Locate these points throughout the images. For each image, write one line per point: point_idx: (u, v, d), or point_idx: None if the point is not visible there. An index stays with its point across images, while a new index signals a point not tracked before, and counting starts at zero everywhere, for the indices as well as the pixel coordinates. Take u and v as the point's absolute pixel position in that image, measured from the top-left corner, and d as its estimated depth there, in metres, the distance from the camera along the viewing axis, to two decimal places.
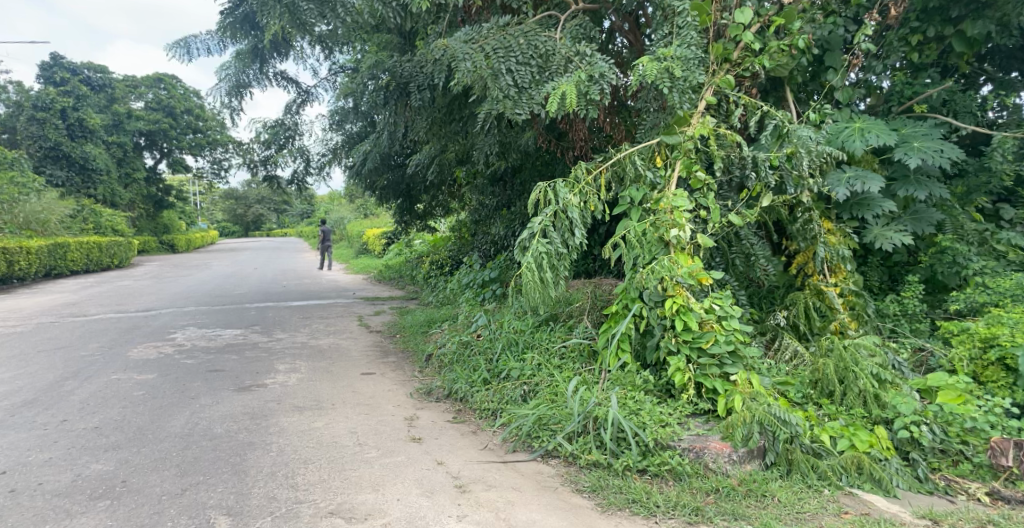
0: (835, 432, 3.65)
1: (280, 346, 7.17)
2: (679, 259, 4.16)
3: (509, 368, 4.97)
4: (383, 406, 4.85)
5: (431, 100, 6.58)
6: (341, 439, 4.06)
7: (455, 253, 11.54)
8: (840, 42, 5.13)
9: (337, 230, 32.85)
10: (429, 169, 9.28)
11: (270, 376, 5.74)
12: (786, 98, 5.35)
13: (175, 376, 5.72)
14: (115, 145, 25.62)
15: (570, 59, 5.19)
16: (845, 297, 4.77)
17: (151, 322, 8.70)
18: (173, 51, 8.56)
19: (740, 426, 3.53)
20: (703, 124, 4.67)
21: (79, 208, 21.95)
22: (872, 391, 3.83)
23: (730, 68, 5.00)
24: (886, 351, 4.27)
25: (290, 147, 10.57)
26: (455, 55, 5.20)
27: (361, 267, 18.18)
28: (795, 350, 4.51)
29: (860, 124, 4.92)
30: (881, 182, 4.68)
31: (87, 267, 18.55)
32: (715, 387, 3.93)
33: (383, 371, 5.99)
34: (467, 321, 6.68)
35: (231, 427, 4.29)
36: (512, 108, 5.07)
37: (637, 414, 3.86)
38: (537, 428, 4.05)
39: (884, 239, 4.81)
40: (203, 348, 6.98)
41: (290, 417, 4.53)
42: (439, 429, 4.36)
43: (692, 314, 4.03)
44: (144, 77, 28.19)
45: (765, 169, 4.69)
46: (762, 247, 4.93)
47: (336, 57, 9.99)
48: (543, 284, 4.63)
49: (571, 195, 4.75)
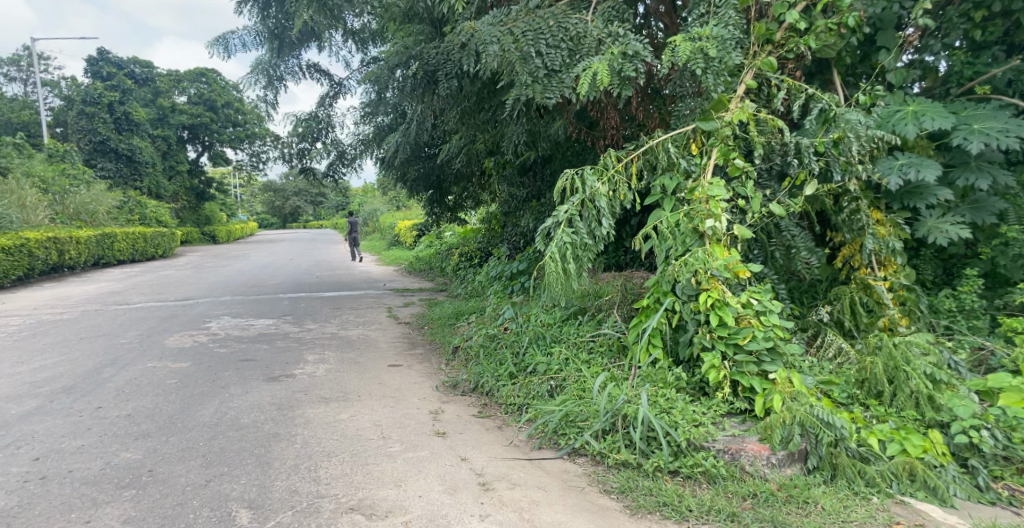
0: (884, 436, 3.42)
1: (310, 337, 7.19)
2: (714, 250, 3.96)
3: (536, 362, 4.85)
4: (409, 399, 4.79)
5: (459, 88, 6.45)
6: (364, 433, 3.99)
7: (485, 245, 11.48)
8: (894, 19, 4.82)
9: (371, 222, 33.18)
10: (459, 159, 9.20)
11: (299, 367, 5.73)
12: (833, 81, 5.14)
13: (208, 365, 5.76)
14: (160, 138, 26.27)
15: (602, 41, 5.01)
16: (896, 292, 4.49)
17: (189, 311, 8.83)
18: (212, 48, 8.67)
19: (779, 428, 3.33)
20: (741, 109, 4.47)
21: (126, 199, 22.59)
22: (925, 392, 3.58)
23: (773, 49, 4.80)
24: (941, 350, 3.99)
25: (324, 140, 10.61)
26: (482, 38, 5.05)
27: (393, 258, 18.30)
28: (839, 348, 4.29)
29: (914, 108, 4.62)
30: (938, 169, 4.38)
31: (133, 257, 19.07)
32: (753, 385, 3.73)
33: (410, 363, 5.94)
34: (494, 313, 6.58)
35: (258, 418, 4.27)
36: (541, 92, 4.94)
37: (669, 412, 3.70)
38: (564, 424, 3.92)
39: (938, 233, 4.52)
40: (236, 338, 7.03)
41: (316, 409, 4.49)
42: (464, 423, 4.27)
43: (728, 309, 3.84)
44: (187, 71, 28.84)
45: (810, 156, 4.45)
46: (804, 239, 4.67)
47: (369, 49, 9.93)
48: (566, 275, 4.47)
49: (599, 184, 4.58)
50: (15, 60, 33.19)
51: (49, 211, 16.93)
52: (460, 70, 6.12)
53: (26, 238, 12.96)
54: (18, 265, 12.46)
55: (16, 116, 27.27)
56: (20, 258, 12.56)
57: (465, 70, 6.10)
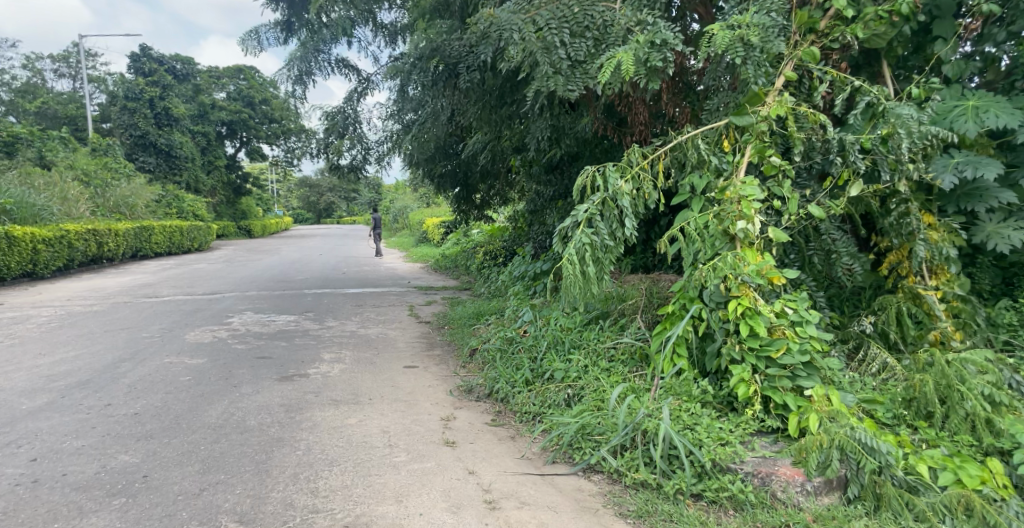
0: (935, 463, 3.07)
1: (329, 334, 7.07)
2: (745, 255, 3.68)
3: (553, 369, 4.63)
4: (420, 403, 4.60)
5: (481, 81, 6.40)
6: (370, 439, 3.81)
7: (510, 244, 11.28)
8: (952, 7, 4.49)
9: (401, 219, 33.28)
10: (483, 155, 9.04)
11: (313, 366, 5.59)
12: (883, 75, 4.81)
13: (224, 362, 5.60)
14: (199, 134, 26.73)
15: (630, 30, 4.72)
16: (949, 303, 4.13)
17: (214, 305, 8.81)
18: (244, 44, 8.62)
19: (816, 452, 3.02)
20: (780, 102, 4.15)
21: (164, 193, 22.94)
22: (983, 415, 3.25)
23: (816, 39, 4.53)
24: (1002, 369, 3.64)
25: (350, 134, 10.40)
26: (504, 27, 4.89)
27: (421, 256, 18.24)
28: (884, 363, 4.01)
29: (975, 102, 4.28)
30: (999, 168, 4.05)
31: (169, 250, 19.32)
32: (786, 402, 3.46)
33: (427, 364, 5.77)
34: (514, 315, 6.38)
35: (265, 420, 4.07)
36: (563, 84, 4.72)
37: (692, 429, 3.45)
38: (580, 438, 3.70)
39: (998, 239, 4.20)
40: (255, 334, 6.93)
41: (325, 412, 4.32)
42: (476, 433, 4.05)
43: (761, 319, 3.56)
44: (226, 68, 29.37)
45: (854, 154, 4.13)
46: (845, 243, 4.34)
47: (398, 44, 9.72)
48: (586, 279, 4.23)
49: (622, 182, 4.32)
50: (64, 56, 34.23)
51: (91, 203, 17.25)
52: (482, 62, 6.05)
53: (65, 229, 13.17)
54: (57, 257, 12.67)
55: (62, 111, 27.92)
56: (60, 250, 12.78)
57: (488, 64, 6.06)
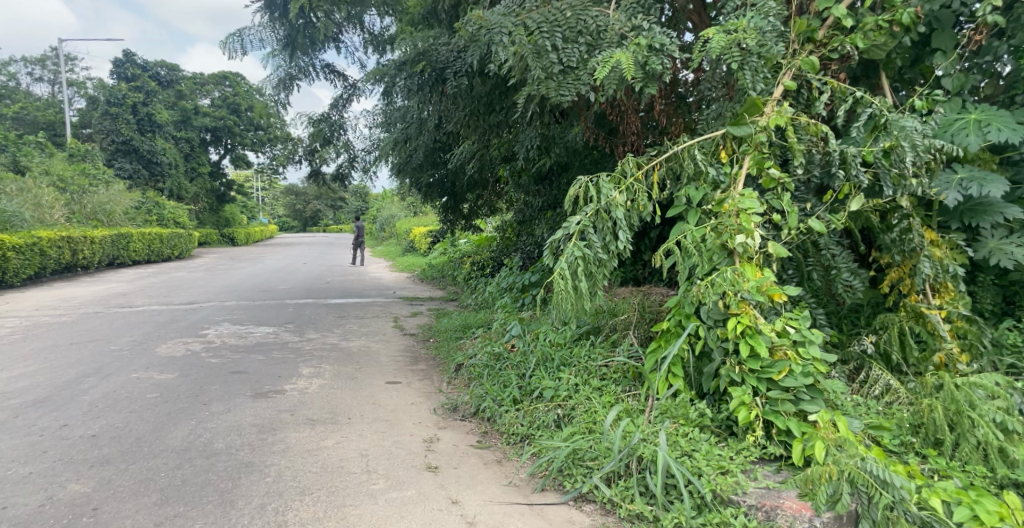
0: (949, 497, 2.89)
1: (308, 348, 6.76)
2: (745, 270, 3.48)
3: (542, 387, 4.42)
4: (402, 423, 4.34)
5: (469, 87, 6.18)
6: (346, 463, 3.54)
7: (498, 255, 11.08)
8: (952, 19, 4.37)
9: (388, 228, 32.94)
10: (471, 164, 8.83)
11: (290, 381, 5.28)
12: (881, 86, 4.69)
13: (195, 377, 5.20)
14: (183, 140, 26.29)
15: (625, 35, 4.55)
16: (953, 323, 3.96)
17: (190, 315, 8.48)
18: (227, 45, 8.36)
19: (824, 484, 2.86)
20: (779, 113, 3.98)
21: (145, 200, 22.46)
22: (996, 444, 3.12)
23: (815, 49, 4.40)
24: (1012, 394, 3.49)
25: (336, 142, 10.18)
26: (493, 31, 4.70)
27: (407, 265, 17.96)
28: (887, 384, 3.89)
29: (978, 115, 4.16)
30: (1005, 184, 3.92)
31: (147, 258, 18.84)
32: (790, 428, 3.29)
33: (410, 380, 5.52)
34: (502, 329, 6.16)
35: (235, 442, 3.72)
36: (556, 89, 4.57)
37: (691, 457, 3.28)
38: (571, 463, 3.48)
39: (1002, 255, 4.05)
40: (231, 347, 6.44)
41: (298, 433, 3.96)
42: (460, 456, 3.81)
43: (761, 338, 3.38)
44: (211, 74, 28.94)
45: (856, 167, 3.96)
46: (846, 259, 4.18)
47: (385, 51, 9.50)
48: (578, 294, 4.04)
49: (616, 193, 4.14)
50: (42, 59, 33.62)
51: (66, 210, 16.80)
52: (471, 68, 5.83)
53: (37, 236, 12.75)
54: (29, 265, 12.27)
55: (41, 115, 27.35)
56: (31, 258, 12.35)
57: (477, 69, 5.82)
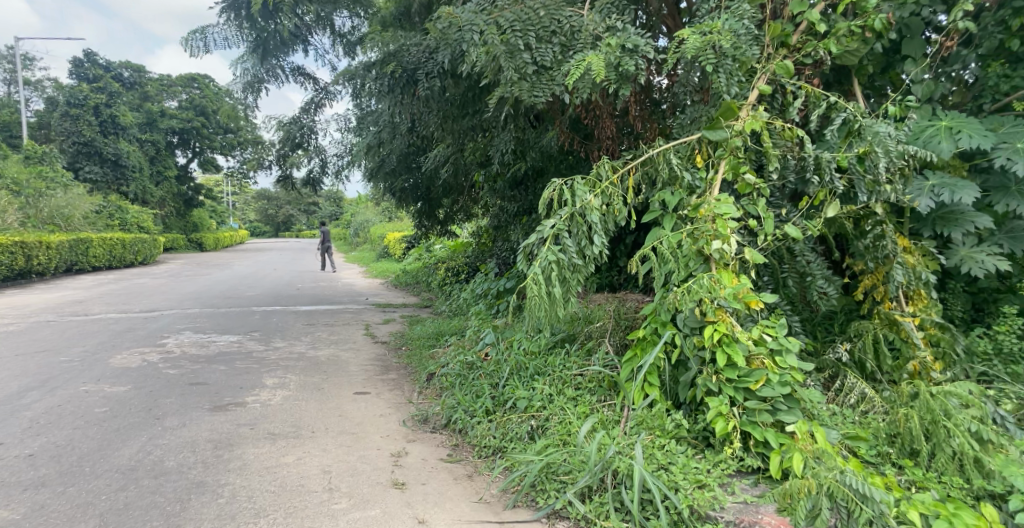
0: (928, 509, 2.82)
1: (273, 357, 6.50)
2: (722, 277, 3.41)
3: (516, 397, 4.28)
4: (369, 437, 4.15)
5: (442, 89, 6.05)
6: (307, 481, 3.36)
7: (473, 260, 10.96)
8: (922, 27, 4.37)
9: (362, 233, 32.54)
10: (445, 167, 8.69)
11: (252, 392, 5.05)
12: (853, 92, 4.65)
13: (150, 389, 4.94)
14: (148, 143, 25.60)
15: (599, 36, 4.47)
16: (927, 330, 3.93)
17: (149, 324, 8.14)
18: (191, 42, 8.10)
19: (803, 499, 2.81)
20: (754, 117, 3.93)
21: (107, 204, 21.78)
22: (972, 454, 3.07)
23: (788, 53, 4.35)
24: (986, 402, 3.47)
25: (307, 146, 9.95)
26: (462, 27, 4.55)
27: (381, 271, 17.72)
28: (862, 393, 3.85)
29: (949, 122, 4.16)
30: (976, 191, 3.92)
31: (109, 264, 18.23)
32: (767, 440, 3.21)
33: (379, 391, 5.33)
34: (475, 337, 6.02)
35: (187, 459, 3.51)
36: (528, 91, 4.49)
37: (667, 470, 3.19)
38: (544, 478, 3.34)
39: (972, 263, 4.05)
40: (191, 358, 6.14)
41: (257, 448, 3.75)
42: (429, 472, 3.64)
43: (738, 347, 3.30)
44: (179, 77, 28.21)
45: (830, 173, 3.93)
46: (820, 266, 4.14)
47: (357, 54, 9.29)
48: (551, 300, 3.93)
49: (591, 197, 4.04)
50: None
51: (21, 214, 16.20)
52: (443, 69, 5.71)
53: None
54: None
55: None
56: None
57: (449, 70, 5.68)
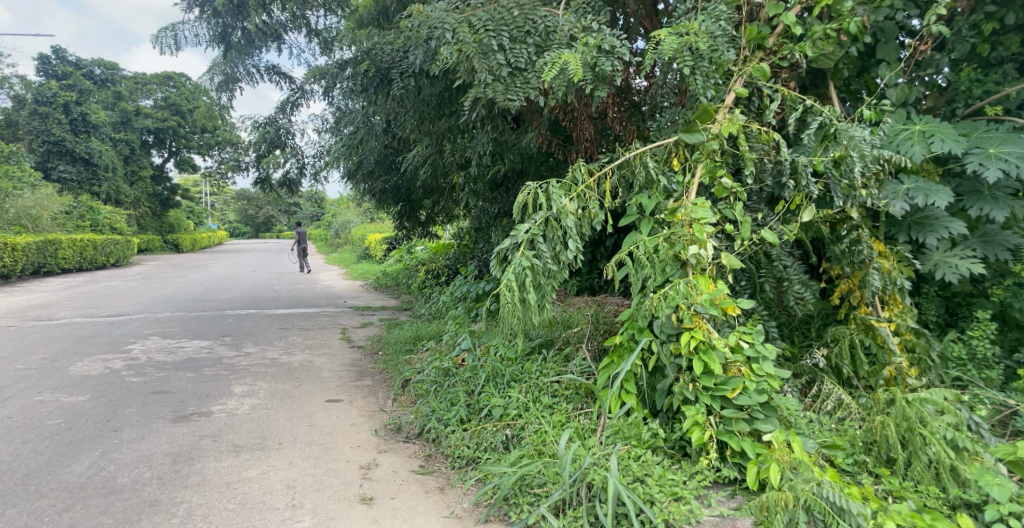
0: (904, 521, 2.80)
1: (244, 364, 6.32)
2: (698, 282, 3.32)
3: (491, 405, 4.18)
4: (339, 448, 4.02)
5: (417, 89, 5.98)
6: (269, 497, 3.23)
7: (453, 262, 10.85)
8: (896, 30, 4.35)
9: (343, 234, 32.23)
10: (424, 169, 8.58)
11: (219, 401, 4.88)
12: (828, 96, 4.63)
13: (110, 399, 4.75)
14: (122, 142, 25.06)
15: (575, 37, 4.41)
16: (902, 336, 3.91)
17: (115, 329, 7.90)
18: (162, 40, 7.89)
19: (779, 513, 2.78)
20: (731, 120, 3.87)
21: (78, 204, 21.24)
22: (947, 462, 3.04)
23: (765, 56, 4.30)
24: (962, 409, 3.44)
25: (284, 146, 9.75)
26: (433, 25, 4.45)
27: (362, 272, 17.51)
28: (839, 400, 3.81)
29: (923, 126, 4.14)
30: (949, 195, 3.90)
31: (79, 265, 17.79)
32: (744, 450, 3.16)
33: (352, 398, 5.20)
34: (452, 342, 5.90)
35: (142, 476, 3.36)
36: (503, 93, 4.35)
37: (643, 482, 3.11)
38: (518, 491, 3.25)
39: (946, 268, 4.04)
40: (157, 365, 5.95)
41: (218, 462, 3.60)
42: (399, 485, 3.53)
43: (715, 354, 3.23)
44: (155, 74, 27.47)
45: (806, 177, 3.88)
46: (797, 270, 4.09)
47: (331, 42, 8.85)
48: (525, 307, 3.84)
49: (566, 200, 3.95)
50: None
51: None
52: (418, 68, 5.61)
53: None
54: None
55: None
56: None
57: (423, 69, 5.62)
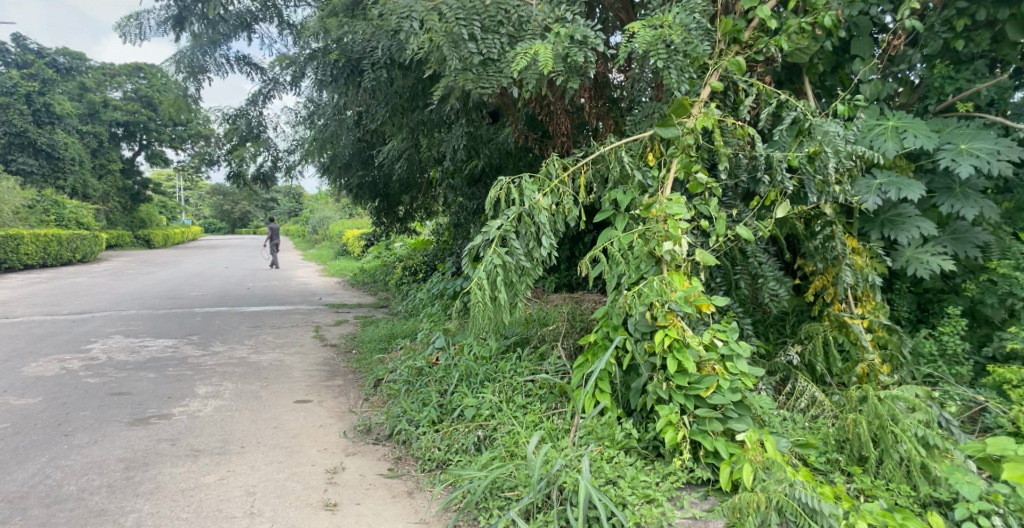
0: (876, 520, 2.76)
1: (211, 363, 6.12)
2: (673, 279, 3.27)
3: (463, 406, 4.08)
4: (305, 451, 3.89)
5: (389, 80, 5.84)
6: (227, 504, 3.10)
7: (432, 259, 10.71)
8: (870, 25, 4.32)
9: (321, 230, 31.79)
10: (399, 163, 8.44)
11: (182, 403, 4.72)
12: (804, 91, 4.60)
13: (63, 401, 4.56)
14: (89, 135, 24.39)
15: (549, 27, 4.31)
16: (875, 332, 3.89)
17: (76, 328, 7.63)
18: (125, 30, 7.61)
19: (752, 514, 2.73)
20: (706, 114, 3.79)
21: (42, 198, 20.59)
22: (919, 460, 3.02)
23: (740, 50, 4.24)
24: (933, 405, 3.43)
25: (256, 139, 9.50)
26: (400, 13, 4.33)
27: (339, 269, 17.26)
28: (813, 397, 3.79)
29: (896, 122, 4.12)
30: (921, 191, 3.88)
31: (43, 261, 17.28)
32: (717, 450, 3.10)
33: (322, 399, 5.05)
34: (427, 340, 5.78)
35: (90, 484, 3.23)
36: (475, 82, 4.29)
37: (615, 484, 3.04)
38: (488, 495, 3.16)
39: (918, 265, 4.02)
40: (118, 365, 5.74)
41: (174, 467, 3.47)
42: (366, 489, 3.41)
43: (689, 352, 3.17)
44: (124, 65, 26.75)
45: (781, 172, 3.84)
46: (772, 267, 4.05)
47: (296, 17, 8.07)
48: (496, 305, 3.74)
49: (539, 196, 3.85)
50: None
51: None
52: (390, 59, 5.47)
53: None
54: None
55: None
56: None
57: (395, 58, 5.50)
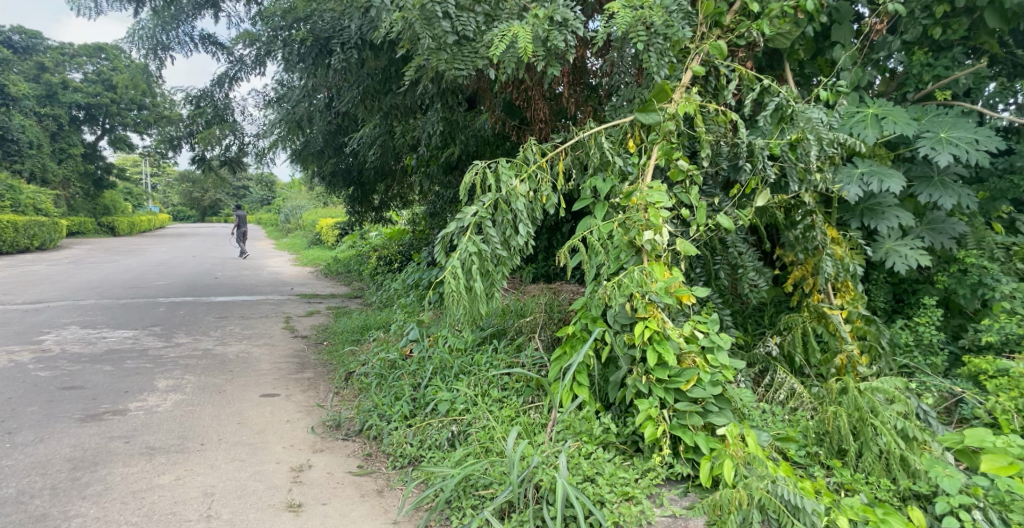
0: (856, 515, 2.71)
1: (173, 355, 5.86)
2: (653, 269, 3.15)
3: (437, 399, 3.93)
4: (269, 448, 3.71)
5: (360, 62, 5.62)
6: (181, 506, 2.92)
7: (408, 249, 10.50)
8: (851, 12, 4.25)
9: (294, 219, 31.17)
10: (372, 150, 8.21)
11: (139, 397, 4.48)
12: (785, 78, 4.51)
13: (10, 397, 4.30)
14: (48, 117, 23.46)
15: (528, 8, 4.15)
16: (854, 323, 3.83)
17: (30, 318, 7.28)
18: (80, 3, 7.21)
19: (733, 512, 2.65)
20: (687, 99, 3.69)
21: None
22: (898, 453, 2.97)
23: (722, 34, 4.10)
24: (911, 396, 3.39)
25: (222, 123, 9.15)
26: None
27: (313, 258, 16.89)
28: (791, 388, 3.75)
29: (877, 110, 4.06)
30: (902, 180, 3.83)
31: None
32: (697, 444, 3.01)
33: (290, 392, 4.86)
34: (401, 332, 5.60)
35: (32, 486, 3.02)
36: (449, 62, 4.12)
37: (593, 481, 2.94)
38: (461, 493, 3.03)
39: (897, 257, 3.97)
40: (72, 358, 5.45)
41: (126, 467, 3.27)
42: (333, 488, 3.26)
43: (669, 345, 3.07)
44: (84, 45, 25.65)
45: (762, 159, 3.76)
46: (752, 257, 3.97)
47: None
48: (471, 296, 3.59)
49: (517, 182, 3.70)
50: None
51: None
52: (361, 39, 5.25)
53: None
54: None
55: None
56: None
57: (367, 39, 5.29)
